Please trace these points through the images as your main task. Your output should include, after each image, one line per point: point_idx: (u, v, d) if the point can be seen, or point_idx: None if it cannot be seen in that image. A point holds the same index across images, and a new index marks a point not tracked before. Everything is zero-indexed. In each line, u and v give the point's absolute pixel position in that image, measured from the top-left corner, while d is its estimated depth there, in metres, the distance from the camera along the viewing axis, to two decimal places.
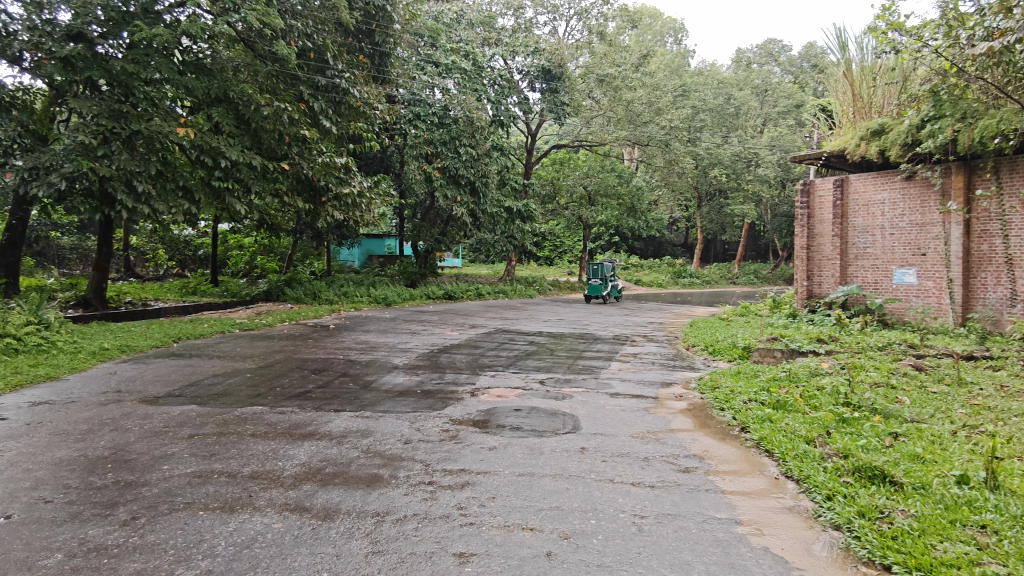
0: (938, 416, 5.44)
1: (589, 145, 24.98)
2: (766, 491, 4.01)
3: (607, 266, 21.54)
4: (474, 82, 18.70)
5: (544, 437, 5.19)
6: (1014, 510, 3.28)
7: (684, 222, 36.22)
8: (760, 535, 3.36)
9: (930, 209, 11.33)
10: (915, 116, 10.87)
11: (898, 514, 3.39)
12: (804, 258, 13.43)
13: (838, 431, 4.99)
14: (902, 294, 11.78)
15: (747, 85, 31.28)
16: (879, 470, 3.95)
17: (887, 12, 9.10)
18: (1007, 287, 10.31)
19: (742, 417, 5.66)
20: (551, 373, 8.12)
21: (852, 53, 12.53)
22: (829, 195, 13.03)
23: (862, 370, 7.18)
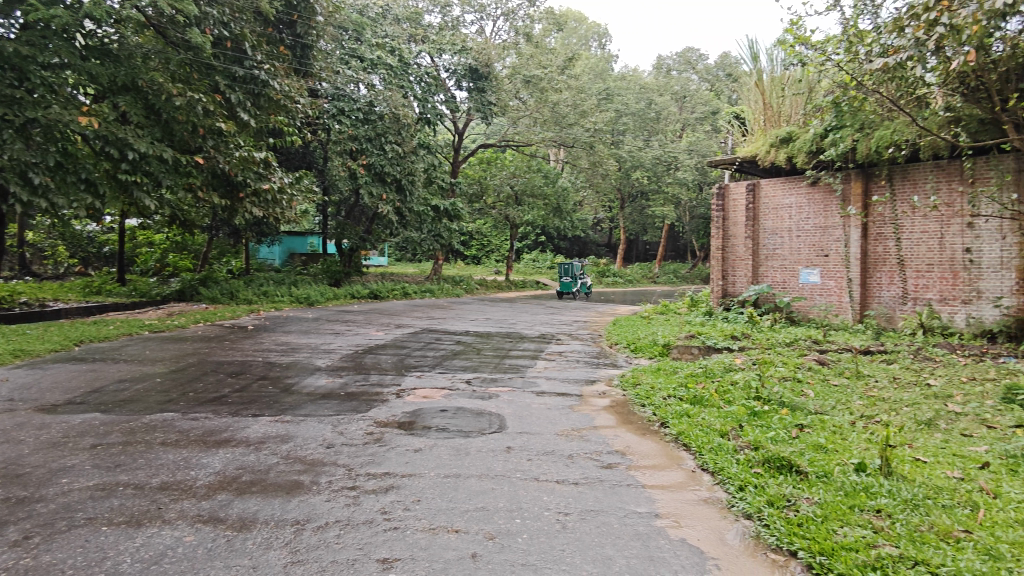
0: (838, 407, 5.82)
1: (516, 145, 25.09)
2: (683, 484, 4.17)
3: (576, 266, 23.48)
4: (401, 79, 18.44)
5: (470, 437, 5.19)
6: (905, 495, 3.55)
7: (608, 223, 37.02)
8: (678, 527, 3.48)
9: (832, 213, 12.09)
10: (819, 126, 11.62)
11: (803, 502, 3.60)
12: (719, 258, 14.02)
13: (749, 424, 5.24)
14: (807, 292, 12.51)
15: (667, 91, 32.33)
16: (785, 461, 4.18)
17: (794, 26, 9.64)
18: (899, 287, 11.11)
19: (661, 413, 5.86)
20: (478, 372, 8.12)
21: (763, 64, 13.21)
22: (742, 198, 13.65)
23: (772, 365, 7.59)
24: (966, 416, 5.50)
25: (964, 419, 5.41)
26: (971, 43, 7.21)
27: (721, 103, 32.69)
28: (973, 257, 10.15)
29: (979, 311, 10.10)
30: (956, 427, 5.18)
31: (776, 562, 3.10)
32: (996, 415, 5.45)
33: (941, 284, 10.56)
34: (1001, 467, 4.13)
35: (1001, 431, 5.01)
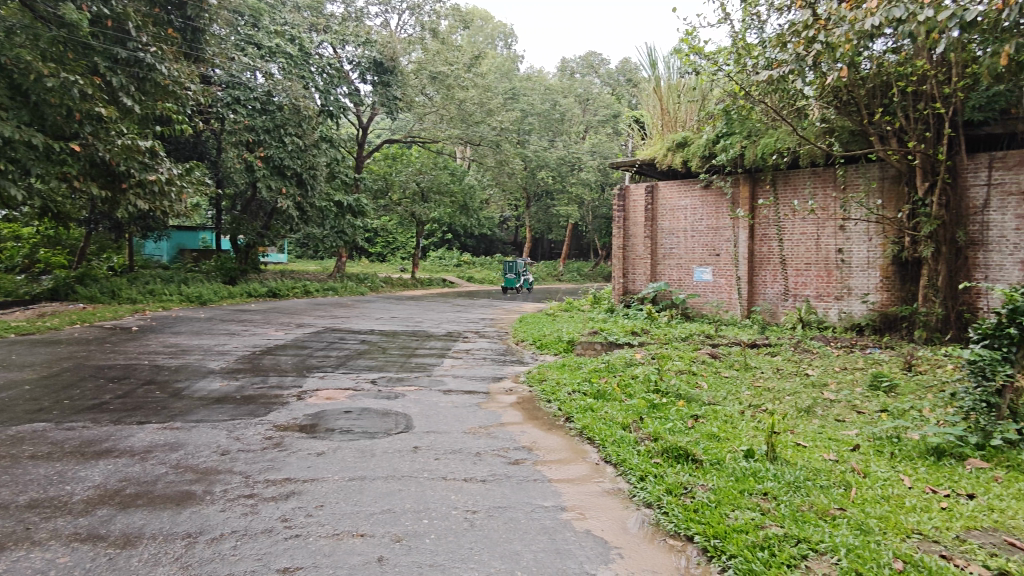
0: (729, 398, 6.18)
1: (422, 142, 24.78)
2: (588, 477, 4.28)
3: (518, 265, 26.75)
4: (301, 69, 17.73)
5: (375, 437, 5.09)
6: (789, 477, 3.83)
7: (514, 221, 37.33)
8: (582, 519, 3.57)
9: (723, 215, 12.81)
10: (710, 132, 12.36)
11: (698, 488, 3.79)
12: (621, 257, 14.49)
13: (648, 416, 5.46)
14: (701, 290, 13.18)
15: (571, 93, 33.02)
16: (682, 450, 4.38)
17: (689, 36, 10.12)
18: (782, 284, 11.95)
19: (566, 408, 5.99)
20: (383, 372, 7.96)
21: (660, 71, 13.79)
22: (641, 200, 14.18)
23: (669, 359, 7.95)
24: (840, 402, 6.01)
25: (838, 405, 5.90)
26: (844, 61, 7.83)
27: (622, 106, 33.81)
28: (845, 257, 11.07)
29: (849, 306, 11.04)
30: (831, 413, 5.64)
31: (674, 547, 3.24)
32: (865, 401, 5.99)
33: (817, 282, 11.45)
34: (869, 449, 4.53)
35: (868, 415, 5.51)
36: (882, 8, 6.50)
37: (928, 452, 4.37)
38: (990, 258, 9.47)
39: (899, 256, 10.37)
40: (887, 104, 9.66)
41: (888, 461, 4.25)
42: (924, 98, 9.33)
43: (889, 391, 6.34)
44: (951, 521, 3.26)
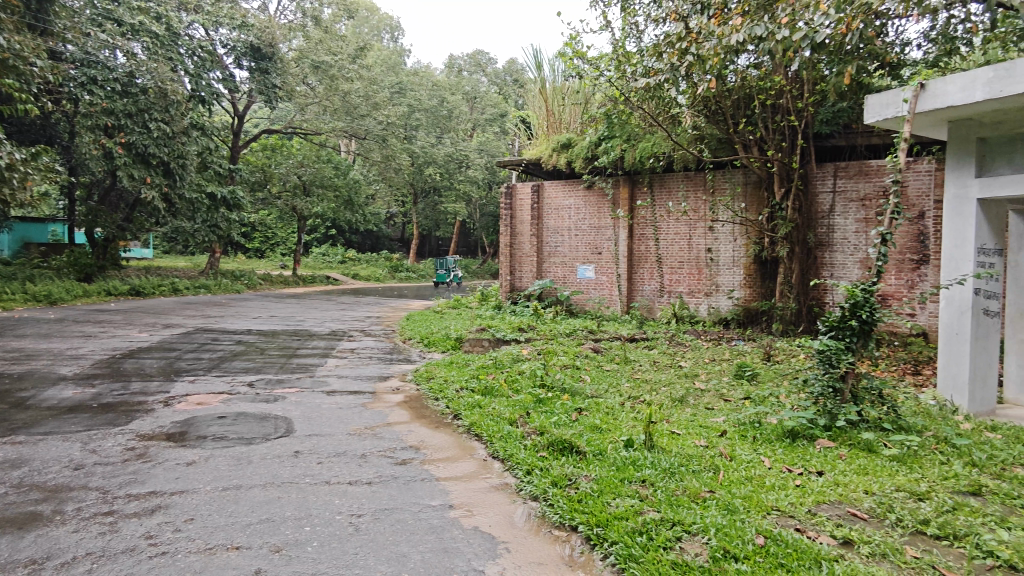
0: (610, 390, 6.45)
1: (304, 133, 23.76)
2: (475, 474, 4.29)
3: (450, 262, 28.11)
4: (168, 50, 16.39)
5: (253, 444, 4.82)
6: (664, 464, 4.05)
7: (401, 218, 36.68)
8: (469, 516, 3.58)
9: (605, 215, 13.33)
10: (593, 134, 12.85)
11: (581, 479, 3.92)
12: (508, 255, 14.68)
13: (535, 410, 5.57)
14: (584, 287, 13.64)
15: (459, 90, 32.95)
16: (566, 442, 4.51)
17: (572, 40, 10.43)
18: (658, 281, 12.62)
19: (454, 405, 5.99)
20: (261, 374, 7.56)
21: (546, 73, 14.17)
22: (527, 199, 14.44)
23: (555, 355, 8.16)
24: (709, 392, 6.44)
25: (708, 394, 6.33)
26: (712, 72, 8.34)
27: (509, 106, 34.27)
28: (713, 257, 11.86)
29: (717, 302, 11.85)
30: (702, 402, 6.04)
31: (559, 538, 3.33)
32: (730, 390, 6.46)
33: (689, 279, 12.21)
34: (735, 434, 4.89)
35: (734, 403, 5.96)
36: (745, 26, 7.21)
37: (784, 435, 4.78)
38: (835, 258, 10.53)
39: (760, 255, 11.27)
40: (749, 115, 10.48)
41: (751, 444, 4.61)
42: (780, 112, 10.20)
43: (752, 380, 6.89)
44: (804, 497, 3.60)
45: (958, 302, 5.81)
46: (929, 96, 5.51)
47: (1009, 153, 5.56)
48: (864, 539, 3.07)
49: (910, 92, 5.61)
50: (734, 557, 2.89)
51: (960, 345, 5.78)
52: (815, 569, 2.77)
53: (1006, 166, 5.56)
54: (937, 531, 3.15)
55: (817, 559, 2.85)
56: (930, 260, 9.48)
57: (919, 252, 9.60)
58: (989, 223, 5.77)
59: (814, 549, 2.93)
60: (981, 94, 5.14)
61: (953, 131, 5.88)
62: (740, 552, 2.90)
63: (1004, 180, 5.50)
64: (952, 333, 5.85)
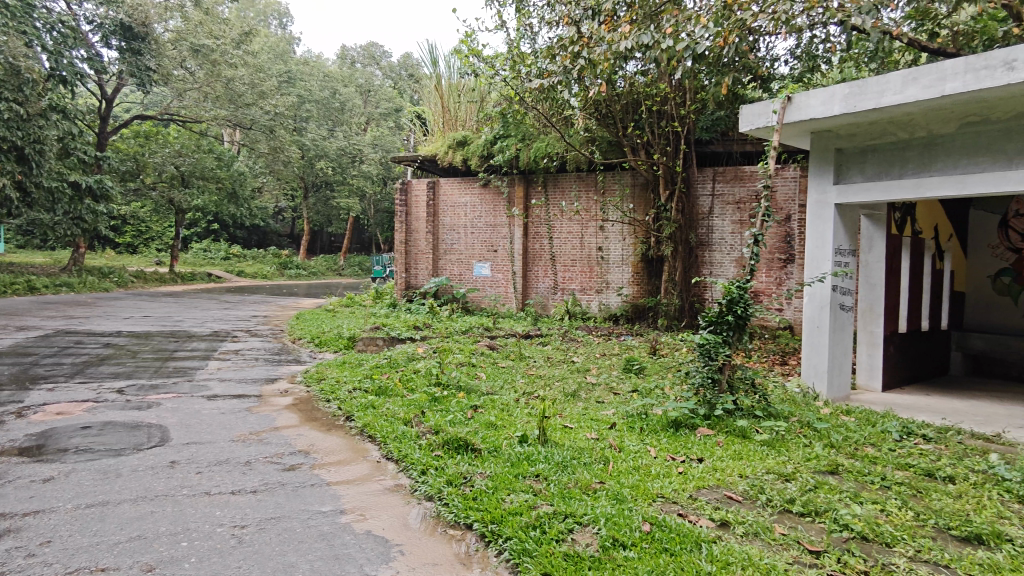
0: (505, 386, 6.52)
1: (182, 120, 22.15)
2: (368, 476, 4.20)
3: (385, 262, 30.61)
4: (21, 22, 14.73)
5: (122, 455, 4.44)
6: (558, 458, 4.15)
7: (290, 212, 35.17)
8: (363, 520, 3.50)
9: (501, 213, 13.44)
10: (489, 133, 12.93)
11: (477, 477, 3.93)
12: (403, 252, 14.47)
13: (430, 409, 5.52)
14: (479, 284, 13.70)
15: (352, 82, 32.06)
16: (461, 441, 4.50)
17: (468, 38, 10.41)
18: (551, 279, 12.90)
19: (346, 407, 5.80)
20: (133, 379, 6.98)
21: (441, 70, 14.06)
22: (423, 195, 14.27)
23: (450, 352, 8.14)
24: (600, 385, 6.68)
25: (598, 388, 6.55)
26: (602, 77, 8.59)
27: (404, 102, 33.72)
28: (604, 255, 12.28)
29: (607, 299, 12.28)
30: (593, 395, 6.24)
31: (454, 536, 3.32)
32: (619, 383, 6.73)
33: (581, 277, 12.57)
34: (623, 426, 5.09)
35: (623, 395, 6.21)
36: (633, 34, 7.52)
37: (668, 424, 5.04)
38: (714, 257, 11.23)
39: (647, 254, 11.80)
40: (637, 120, 10.95)
41: (638, 435, 4.82)
42: (665, 117, 10.73)
43: (639, 373, 7.21)
44: (686, 483, 3.81)
45: (819, 297, 6.35)
46: (795, 108, 5.97)
47: (862, 162, 6.15)
48: (739, 520, 3.29)
49: (779, 104, 6.05)
50: (622, 545, 3.00)
51: (821, 336, 6.34)
52: (695, 551, 2.93)
53: (859, 174, 6.15)
54: (802, 509, 3.44)
55: (698, 541, 3.02)
56: (795, 259, 10.34)
57: (786, 252, 10.44)
58: (845, 226, 6.36)
59: (695, 532, 3.10)
60: (839, 108, 5.65)
61: (815, 141, 6.42)
62: (628, 540, 3.02)
63: (858, 187, 6.09)
64: (814, 326, 6.40)
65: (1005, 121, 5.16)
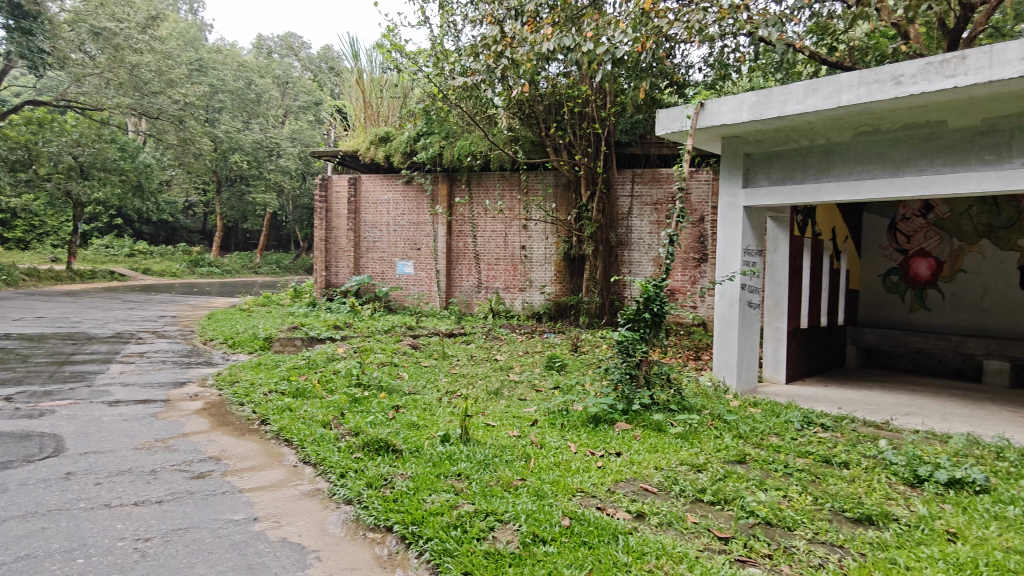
0: (428, 386, 6.47)
1: (80, 107, 20.46)
2: (285, 481, 4.06)
3: None
4: None
5: (9, 468, 4.09)
6: (479, 456, 4.16)
7: (201, 208, 33.46)
8: (277, 527, 3.38)
9: (423, 211, 13.30)
10: (412, 130, 12.81)
11: (398, 478, 3.87)
12: (323, 249, 14.09)
13: (350, 411, 5.40)
14: (402, 282, 13.52)
15: (269, 73, 30.93)
16: (382, 441, 4.42)
17: (390, 33, 10.25)
18: (475, 277, 12.89)
19: (261, 410, 5.58)
20: (23, 385, 6.44)
21: (363, 64, 13.80)
22: (344, 191, 13.93)
23: (371, 352, 7.99)
24: (522, 382, 6.74)
25: (521, 385, 6.61)
26: (525, 77, 8.65)
27: (324, 95, 32.76)
28: (527, 254, 12.38)
29: (531, 297, 12.40)
30: (515, 393, 6.29)
31: (374, 540, 3.26)
32: (542, 380, 6.82)
33: (505, 275, 12.62)
34: (545, 422, 5.16)
35: (545, 393, 6.28)
36: (555, 36, 7.66)
37: (588, 420, 5.15)
38: (633, 256, 11.56)
39: (568, 253, 12.00)
40: (560, 120, 11.12)
41: (559, 431, 4.89)
42: (587, 119, 10.94)
43: (561, 370, 7.34)
44: (605, 476, 3.90)
45: (728, 295, 6.66)
46: (707, 114, 6.22)
47: (767, 167, 6.49)
48: (654, 511, 3.41)
49: (693, 110, 6.28)
50: (542, 540, 3.04)
51: (731, 332, 6.64)
52: (612, 543, 3.01)
53: (765, 178, 6.49)
54: (712, 498, 3.59)
55: (615, 533, 3.11)
56: (708, 259, 10.78)
57: (700, 252, 10.89)
58: (752, 227, 6.69)
59: (612, 524, 3.18)
60: (748, 115, 5.94)
61: (725, 146, 6.71)
62: (548, 535, 3.06)
63: (764, 191, 6.42)
64: (725, 323, 6.70)
65: (893, 132, 5.57)
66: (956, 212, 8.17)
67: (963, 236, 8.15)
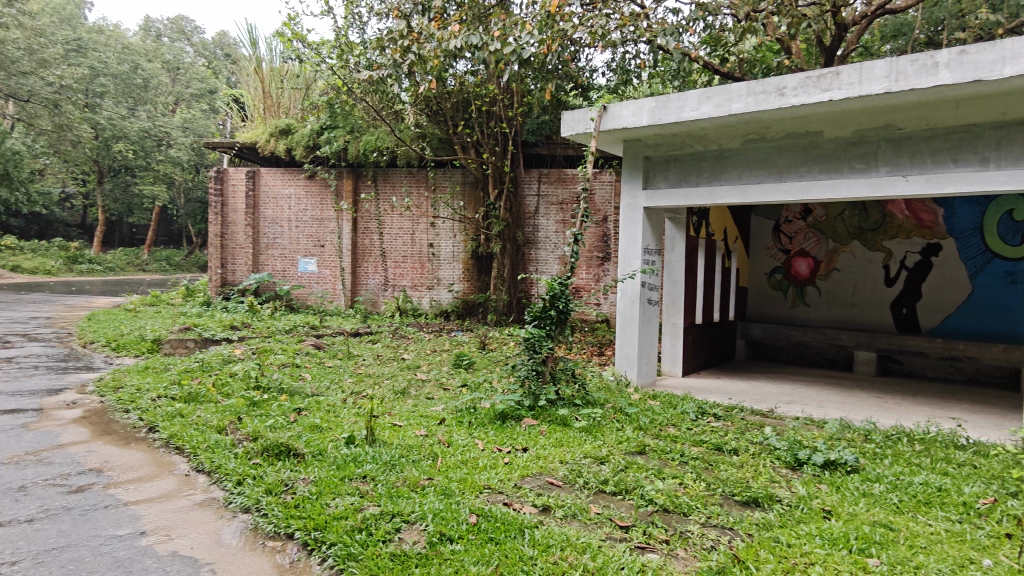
0: (332, 387, 6.28)
1: None
2: (175, 492, 3.82)
3: None
4: None
5: None
6: (386, 457, 4.08)
7: (79, 200, 30.77)
8: (167, 541, 3.18)
9: (327, 207, 12.90)
10: (315, 123, 12.38)
11: (299, 483, 3.74)
12: (218, 245, 13.35)
13: (248, 415, 5.15)
14: (305, 281, 13.06)
15: (157, 58, 28.95)
16: (283, 445, 4.25)
17: (291, 21, 9.85)
18: (382, 275, 12.66)
19: (149, 417, 5.21)
20: None
21: (262, 53, 13.19)
22: (242, 184, 13.26)
23: (271, 353, 7.64)
24: (429, 381, 6.70)
25: (428, 384, 6.55)
26: (432, 73, 8.57)
27: (219, 83, 31.02)
28: (435, 252, 12.29)
29: (438, 295, 12.33)
30: (422, 392, 6.23)
31: (274, 549, 3.13)
32: (449, 379, 6.80)
33: (412, 273, 12.47)
34: (452, 421, 5.14)
35: (452, 391, 6.27)
36: (462, 33, 7.65)
37: (496, 417, 5.18)
38: (539, 255, 11.75)
39: (476, 252, 12.02)
40: (467, 118, 11.12)
41: (467, 429, 4.90)
42: (494, 118, 11.02)
43: (469, 368, 7.35)
44: (511, 472, 3.95)
45: (630, 293, 6.91)
46: (610, 117, 6.42)
47: (665, 170, 6.79)
48: (559, 504, 3.49)
49: (596, 112, 6.46)
50: (449, 539, 3.04)
51: (631, 328, 6.89)
52: (518, 538, 3.05)
53: (663, 181, 6.78)
54: (614, 488, 3.72)
55: (521, 528, 3.15)
56: (611, 258, 11.14)
57: (603, 251, 11.23)
58: (652, 227, 6.97)
59: (518, 519, 3.22)
60: (647, 119, 6.18)
61: (627, 148, 6.95)
62: (455, 533, 3.06)
63: (663, 193, 6.71)
64: (626, 319, 6.95)
65: (777, 139, 5.97)
66: (831, 215, 8.86)
67: (838, 237, 8.86)
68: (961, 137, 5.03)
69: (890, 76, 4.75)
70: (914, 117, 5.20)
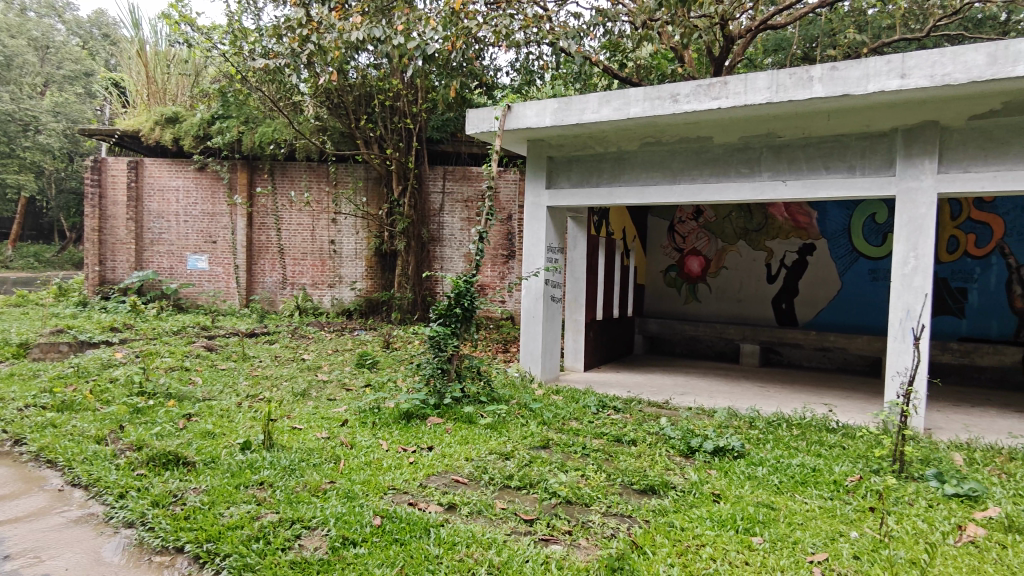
0: (225, 391, 5.96)
1: None
2: (45, 509, 3.51)
3: None
4: None
5: None
6: (284, 462, 3.93)
7: None
8: (36, 564, 2.92)
9: (219, 200, 12.21)
10: (205, 111, 11.68)
11: (189, 493, 3.53)
12: (95, 241, 12.32)
13: (131, 423, 4.79)
14: (195, 279, 12.32)
15: (22, 34, 26.26)
16: (171, 454, 4.00)
17: (179, 3, 9.25)
18: (280, 273, 12.16)
19: (14, 429, 4.74)
20: None
21: (145, 34, 12.31)
22: (122, 175, 12.30)
23: (156, 356, 7.13)
24: (332, 381, 6.51)
25: (330, 385, 6.36)
26: (333, 64, 8.32)
27: (96, 65, 28.60)
28: (336, 249, 11.94)
29: (340, 293, 11.99)
30: (324, 393, 6.05)
31: (161, 564, 2.94)
32: (352, 379, 6.64)
33: (312, 271, 12.06)
34: (355, 422, 5.02)
35: (355, 391, 6.12)
36: (365, 25, 7.49)
37: (400, 417, 5.11)
38: (444, 252, 11.71)
39: (380, 249, 11.77)
40: (370, 113, 10.88)
41: (370, 430, 4.80)
42: (398, 113, 10.85)
43: (372, 367, 7.20)
44: (417, 472, 3.91)
45: (533, 291, 7.01)
46: (514, 117, 6.47)
47: (567, 170, 6.95)
48: (464, 501, 3.49)
49: (501, 111, 6.47)
50: (352, 542, 2.97)
51: (535, 325, 7.00)
52: (423, 538, 3.03)
53: (566, 180, 6.94)
54: (519, 483, 3.77)
55: (426, 527, 3.13)
56: (515, 256, 11.27)
57: (507, 249, 11.34)
58: (554, 227, 7.11)
59: (423, 519, 3.20)
60: (550, 120, 6.29)
61: (531, 148, 7.05)
62: (358, 537, 3.00)
63: (566, 192, 6.86)
64: (530, 316, 7.05)
65: (671, 143, 6.25)
66: (721, 216, 9.39)
67: (726, 237, 9.41)
68: (832, 146, 5.48)
69: (772, 87, 5.09)
70: (792, 126, 5.60)
